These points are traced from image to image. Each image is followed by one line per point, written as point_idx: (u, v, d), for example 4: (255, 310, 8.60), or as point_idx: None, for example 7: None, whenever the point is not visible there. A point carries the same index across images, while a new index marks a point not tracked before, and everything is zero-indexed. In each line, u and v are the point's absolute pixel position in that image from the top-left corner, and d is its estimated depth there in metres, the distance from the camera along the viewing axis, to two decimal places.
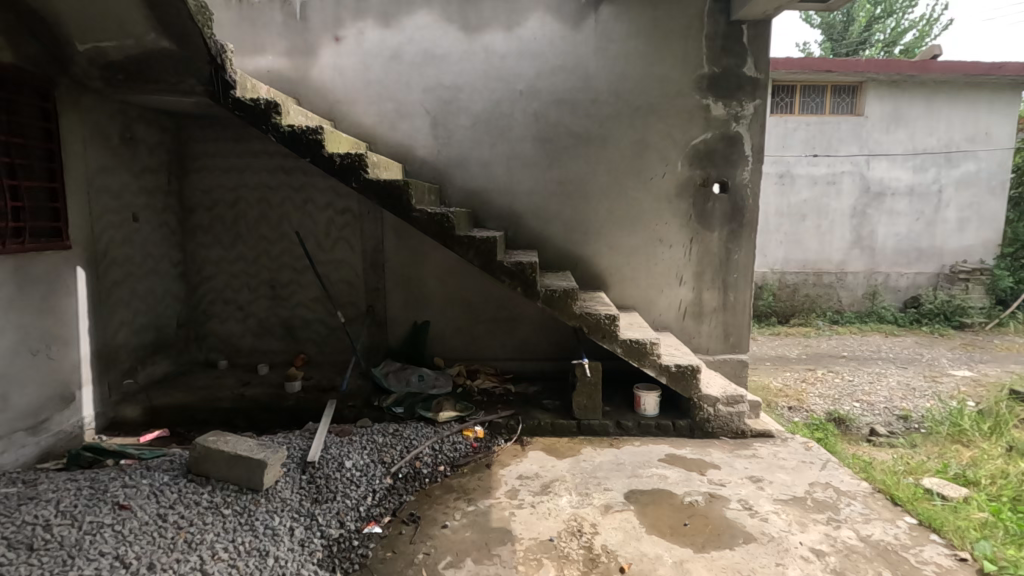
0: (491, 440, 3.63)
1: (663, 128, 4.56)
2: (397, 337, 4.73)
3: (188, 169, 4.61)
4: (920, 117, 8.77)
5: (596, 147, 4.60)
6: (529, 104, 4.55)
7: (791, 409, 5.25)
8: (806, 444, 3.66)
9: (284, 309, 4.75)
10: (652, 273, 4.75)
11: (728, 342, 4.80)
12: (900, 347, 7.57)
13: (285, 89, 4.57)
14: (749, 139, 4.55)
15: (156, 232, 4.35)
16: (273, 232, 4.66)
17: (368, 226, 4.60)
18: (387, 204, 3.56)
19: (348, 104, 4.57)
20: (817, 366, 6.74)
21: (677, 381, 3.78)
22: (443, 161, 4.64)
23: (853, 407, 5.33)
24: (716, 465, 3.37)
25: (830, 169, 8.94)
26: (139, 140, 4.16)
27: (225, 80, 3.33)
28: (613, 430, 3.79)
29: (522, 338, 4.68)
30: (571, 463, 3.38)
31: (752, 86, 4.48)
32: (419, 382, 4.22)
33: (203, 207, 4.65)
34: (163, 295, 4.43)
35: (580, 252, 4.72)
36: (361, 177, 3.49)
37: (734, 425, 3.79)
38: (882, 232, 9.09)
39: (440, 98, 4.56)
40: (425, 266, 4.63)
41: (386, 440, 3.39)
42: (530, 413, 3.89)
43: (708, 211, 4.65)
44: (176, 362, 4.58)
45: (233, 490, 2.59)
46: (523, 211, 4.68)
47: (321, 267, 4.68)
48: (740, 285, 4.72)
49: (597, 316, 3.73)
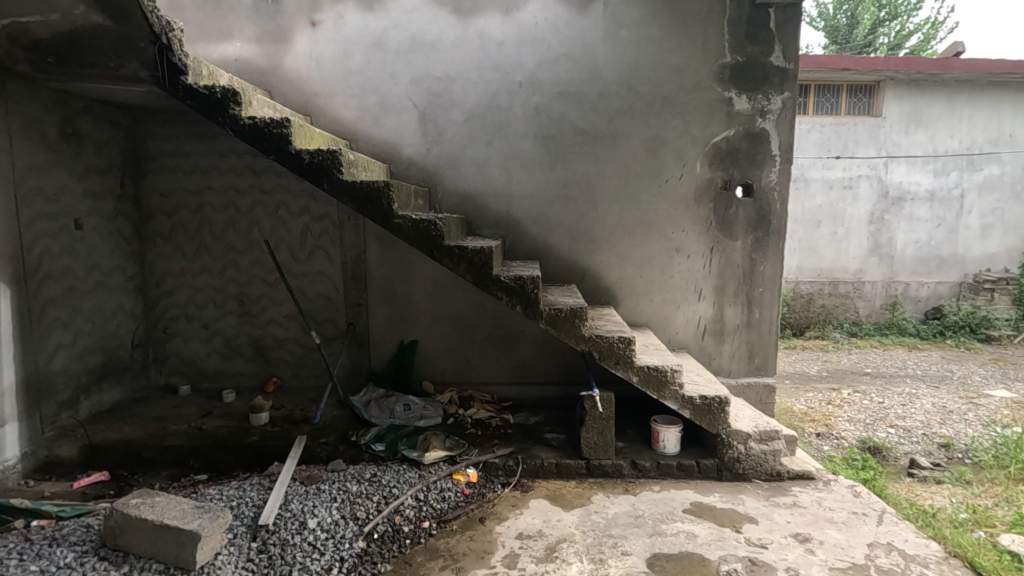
0: (485, 485, 3.11)
1: (680, 124, 4.06)
2: (382, 359, 4.20)
3: (146, 170, 4.09)
4: (940, 118, 8.31)
5: (605, 146, 4.09)
6: (530, 97, 4.04)
7: (819, 437, 4.73)
8: (854, 490, 3.14)
9: (254, 327, 4.22)
10: (668, 287, 4.23)
11: (753, 364, 4.28)
12: (927, 363, 7.04)
13: (254, 80, 4.06)
14: (777, 137, 4.05)
15: (105, 241, 3.82)
16: (242, 240, 4.14)
17: (348, 234, 4.08)
18: (364, 210, 3.05)
19: (326, 98, 4.07)
20: (841, 386, 6.19)
21: (702, 416, 3.26)
22: (432, 162, 4.13)
23: (889, 435, 4.79)
24: (752, 518, 2.84)
25: (846, 172, 8.45)
26: (84, 136, 3.64)
27: (174, 63, 2.88)
28: (628, 472, 3.27)
29: (522, 360, 4.16)
30: (580, 516, 2.85)
31: (780, 77, 3.99)
32: (405, 412, 3.69)
33: (162, 214, 4.13)
34: (114, 312, 3.90)
35: (587, 264, 4.21)
36: (334, 177, 3.00)
37: (769, 466, 3.26)
38: (902, 239, 8.60)
39: (430, 91, 4.05)
40: (413, 278, 4.11)
41: (362, 489, 2.87)
42: (531, 451, 3.35)
43: (731, 217, 4.14)
44: (129, 388, 4.05)
45: (157, 571, 2.05)
46: (523, 217, 4.17)
47: (295, 281, 4.16)
48: (766, 300, 4.21)
49: (609, 339, 3.21)
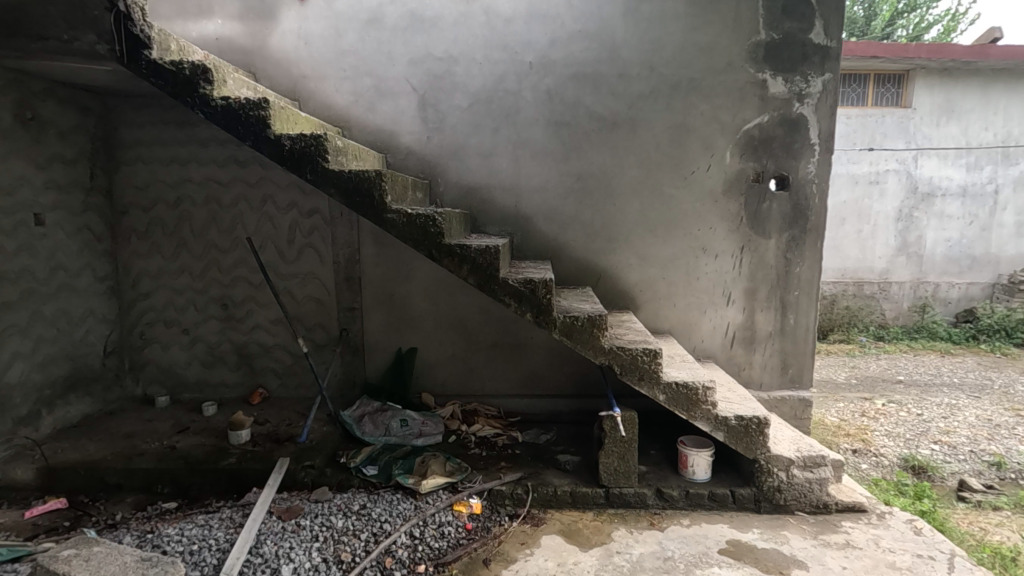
0: (491, 518, 2.73)
1: (708, 109, 3.65)
2: (377, 368, 3.83)
3: (119, 160, 3.73)
4: (974, 109, 7.83)
5: (624, 134, 3.68)
6: (541, 79, 3.64)
7: (856, 454, 4.30)
8: (914, 526, 2.73)
9: (238, 333, 3.86)
10: (693, 290, 3.83)
11: (787, 376, 3.87)
12: (964, 370, 6.56)
13: (237, 61, 3.69)
14: (816, 123, 3.63)
15: (71, 239, 3.47)
16: (224, 238, 3.78)
17: (340, 231, 3.69)
18: (353, 203, 2.65)
19: (317, 81, 3.69)
20: (873, 395, 5.73)
21: (737, 438, 2.86)
22: (433, 151, 3.74)
23: (933, 452, 4.36)
24: (801, 563, 2.44)
25: (874, 166, 7.98)
26: (46, 122, 3.29)
27: (135, 35, 2.51)
28: (653, 502, 2.87)
29: (531, 370, 3.78)
30: (599, 558, 2.46)
31: (821, 57, 3.57)
32: (401, 429, 3.31)
33: (137, 208, 3.77)
34: (82, 316, 3.56)
35: (603, 264, 3.81)
36: (318, 165, 2.62)
37: (814, 497, 2.86)
38: (931, 237, 8.12)
39: (430, 73, 3.66)
40: (412, 280, 3.72)
41: (349, 524, 2.53)
42: (542, 477, 2.97)
43: (764, 213, 3.73)
44: (102, 400, 3.70)
45: None
46: (533, 213, 3.78)
47: (283, 283, 3.79)
48: (802, 306, 3.80)
49: (632, 351, 2.81)
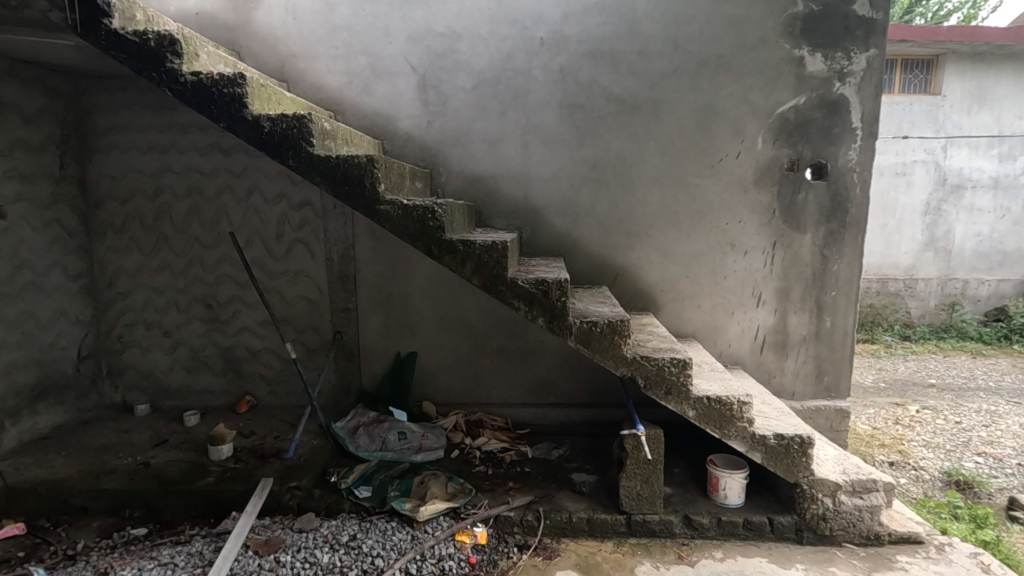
0: (498, 550, 2.42)
1: (738, 90, 3.29)
2: (374, 374, 3.52)
3: (93, 149, 3.42)
4: (1008, 96, 7.40)
5: (645, 118, 3.34)
6: (553, 57, 3.30)
7: (894, 468, 3.94)
8: (981, 563, 2.39)
9: (223, 336, 3.56)
10: (720, 290, 3.48)
11: (822, 384, 3.53)
12: (999, 373, 6.16)
13: (219, 39, 3.36)
14: (858, 105, 3.27)
15: (37, 234, 3.18)
16: (208, 233, 3.47)
17: (332, 225, 3.37)
18: (342, 193, 2.33)
19: (306, 60, 3.36)
20: (905, 401, 5.35)
21: (777, 460, 2.53)
22: (434, 137, 3.41)
23: (978, 466, 3.97)
24: None
25: (900, 157, 7.58)
26: (7, 105, 2.99)
27: (93, 3, 2.20)
28: (681, 531, 2.55)
29: (541, 377, 3.46)
30: None
31: (865, 31, 3.20)
32: (399, 443, 3.00)
33: (113, 200, 3.46)
34: (52, 318, 3.26)
35: (620, 261, 3.48)
36: (301, 150, 2.29)
37: (864, 526, 2.53)
38: (960, 231, 7.70)
39: (431, 50, 3.32)
40: (411, 279, 3.40)
41: (336, 561, 2.23)
42: (556, 500, 2.65)
43: (799, 205, 3.37)
44: (75, 409, 3.41)
45: None
46: (544, 205, 3.44)
47: (272, 281, 3.48)
48: (840, 307, 3.45)
49: (657, 361, 2.48)
